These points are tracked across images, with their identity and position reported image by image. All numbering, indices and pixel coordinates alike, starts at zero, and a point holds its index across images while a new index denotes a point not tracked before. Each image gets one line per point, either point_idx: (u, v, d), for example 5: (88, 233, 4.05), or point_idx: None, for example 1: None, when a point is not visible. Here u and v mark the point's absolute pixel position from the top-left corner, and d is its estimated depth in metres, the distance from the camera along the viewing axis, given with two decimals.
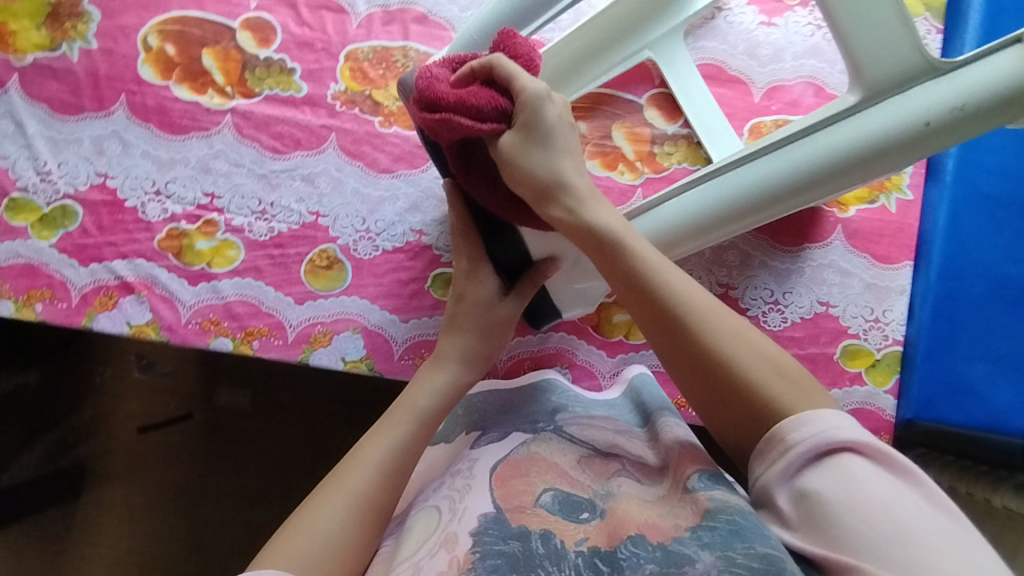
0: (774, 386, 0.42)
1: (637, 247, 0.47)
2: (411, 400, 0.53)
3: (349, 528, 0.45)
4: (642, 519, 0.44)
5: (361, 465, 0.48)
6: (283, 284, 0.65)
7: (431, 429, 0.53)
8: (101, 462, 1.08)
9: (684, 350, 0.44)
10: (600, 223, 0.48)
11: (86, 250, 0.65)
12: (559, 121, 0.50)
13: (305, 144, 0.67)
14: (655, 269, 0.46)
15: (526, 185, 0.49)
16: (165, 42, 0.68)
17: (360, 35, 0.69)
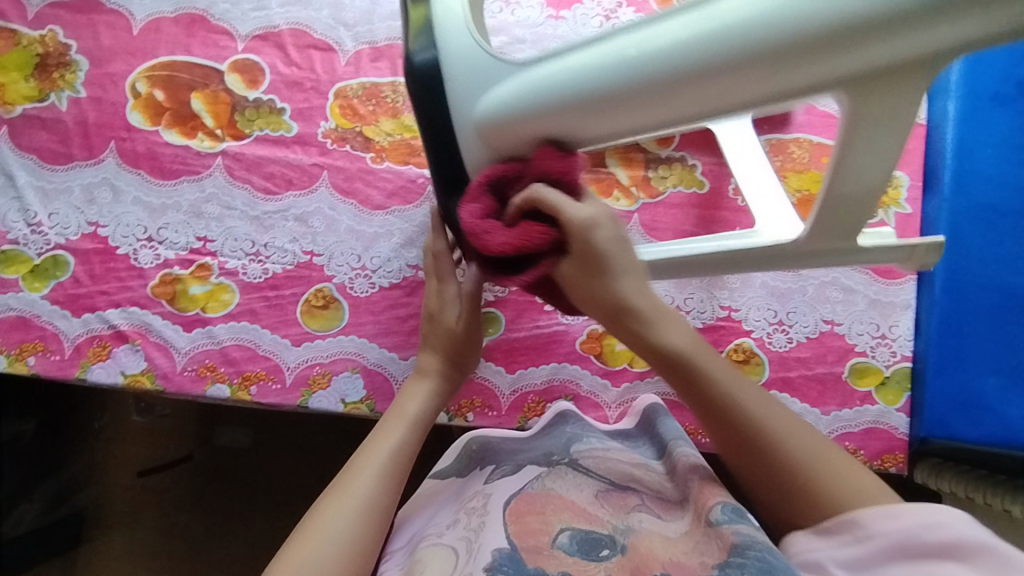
0: (841, 482, 0.43)
1: (707, 371, 0.47)
2: (401, 408, 0.53)
3: (358, 530, 0.45)
4: (666, 558, 0.43)
5: (362, 472, 0.48)
6: (279, 325, 0.64)
7: (423, 437, 0.53)
8: (101, 508, 1.06)
9: (764, 474, 0.45)
10: (669, 346, 0.47)
11: (79, 300, 0.64)
12: (614, 240, 0.45)
13: (297, 184, 0.67)
14: (725, 390, 0.47)
15: (595, 310, 0.47)
16: (153, 87, 0.68)
17: (349, 72, 0.69)
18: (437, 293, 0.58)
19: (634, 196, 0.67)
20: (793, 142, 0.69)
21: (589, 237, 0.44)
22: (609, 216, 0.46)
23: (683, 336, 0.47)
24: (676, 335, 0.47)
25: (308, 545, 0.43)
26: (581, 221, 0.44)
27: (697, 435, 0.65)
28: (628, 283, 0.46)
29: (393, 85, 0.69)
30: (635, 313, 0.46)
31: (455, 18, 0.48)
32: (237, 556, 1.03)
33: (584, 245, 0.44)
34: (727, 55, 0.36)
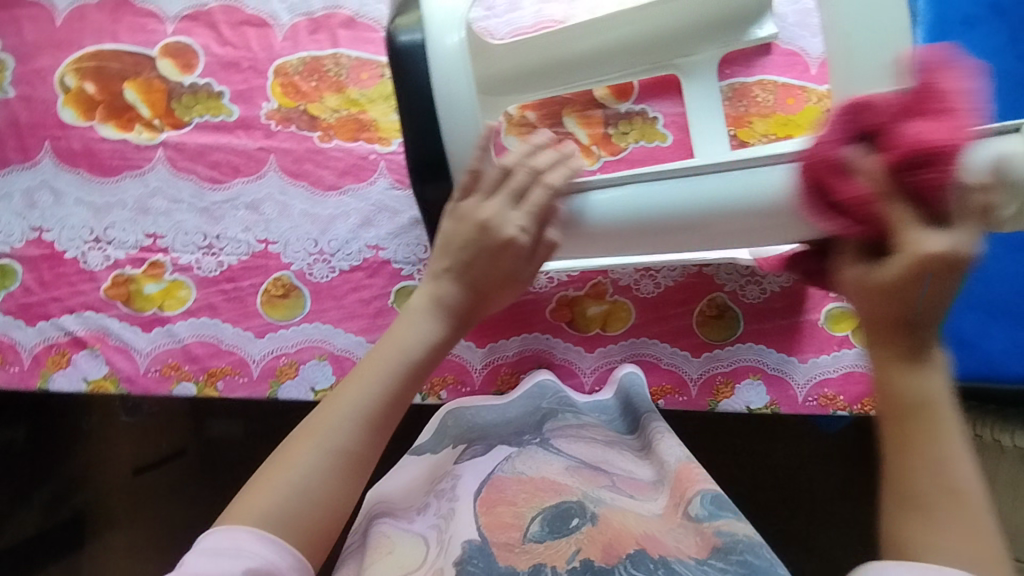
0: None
1: (953, 427, 0.31)
2: (393, 341, 0.41)
3: (330, 483, 0.37)
4: (639, 533, 0.42)
5: (332, 414, 0.38)
6: (240, 318, 0.63)
7: (415, 386, 0.41)
8: (99, 510, 1.06)
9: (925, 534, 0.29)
10: (911, 393, 0.31)
11: (31, 308, 0.62)
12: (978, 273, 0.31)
13: (244, 170, 0.64)
14: (951, 468, 0.30)
15: (871, 306, 0.32)
16: (83, 80, 0.64)
17: (287, 48, 0.66)
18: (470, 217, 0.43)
19: (596, 154, 0.65)
20: (756, 85, 0.66)
21: (922, 285, 0.30)
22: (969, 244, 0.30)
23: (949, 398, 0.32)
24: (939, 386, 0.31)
25: (270, 492, 0.36)
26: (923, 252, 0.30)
27: (674, 394, 0.64)
28: (939, 353, 0.32)
29: (334, 57, 0.65)
30: (920, 343, 0.31)
31: (457, 83, 0.46)
32: None
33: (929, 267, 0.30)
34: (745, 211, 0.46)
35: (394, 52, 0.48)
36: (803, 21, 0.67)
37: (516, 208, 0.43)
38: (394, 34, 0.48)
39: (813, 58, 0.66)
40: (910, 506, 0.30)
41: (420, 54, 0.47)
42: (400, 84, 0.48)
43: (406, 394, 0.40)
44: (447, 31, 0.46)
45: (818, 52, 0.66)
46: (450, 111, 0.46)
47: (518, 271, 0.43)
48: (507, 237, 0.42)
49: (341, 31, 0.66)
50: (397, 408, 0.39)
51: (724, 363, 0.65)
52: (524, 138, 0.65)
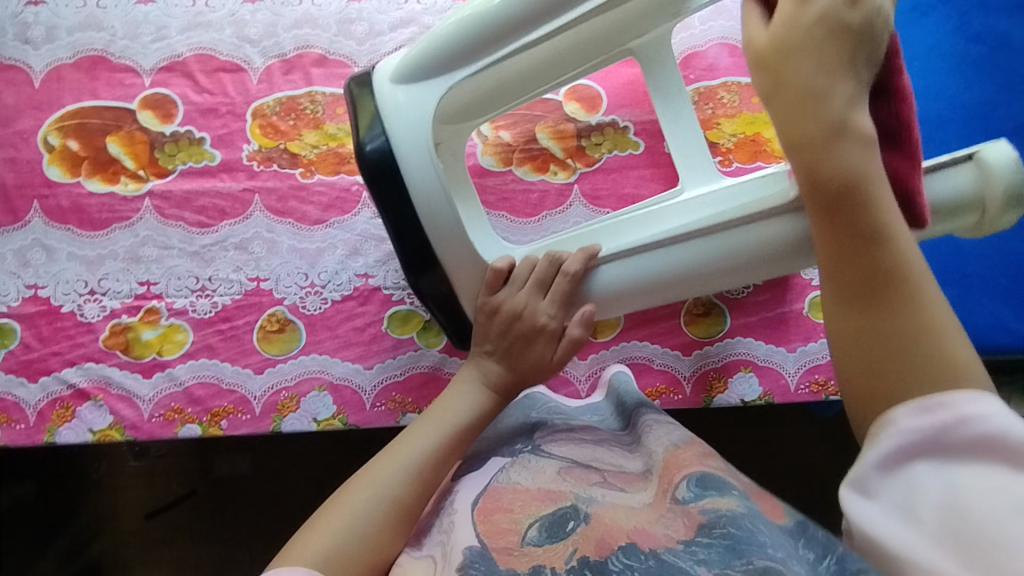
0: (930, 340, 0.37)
1: (881, 193, 0.39)
2: (440, 413, 0.53)
3: (376, 525, 0.46)
4: (631, 526, 0.42)
5: (387, 467, 0.49)
6: (239, 356, 0.64)
7: (460, 447, 0.52)
8: (115, 557, 1.07)
9: (868, 275, 0.38)
10: (831, 170, 0.39)
11: (32, 364, 0.63)
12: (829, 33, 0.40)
13: (230, 212, 0.66)
14: (881, 230, 0.38)
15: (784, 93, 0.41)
16: (66, 138, 0.66)
17: (263, 90, 0.67)
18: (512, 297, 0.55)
19: (572, 167, 0.67)
20: (720, 87, 0.68)
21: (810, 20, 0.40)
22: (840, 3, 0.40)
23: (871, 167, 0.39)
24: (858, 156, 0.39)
25: (321, 535, 0.45)
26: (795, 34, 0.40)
27: (669, 394, 0.66)
28: (836, 100, 0.40)
29: (310, 95, 0.67)
30: (839, 124, 0.39)
31: (427, 174, 0.52)
32: None
33: (820, 26, 0.40)
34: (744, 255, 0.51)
35: (364, 158, 0.54)
36: None
37: (546, 298, 0.55)
38: (360, 144, 0.54)
39: None
40: (878, 270, 0.38)
41: (389, 155, 0.53)
42: (375, 186, 0.54)
43: (453, 452, 0.51)
44: (411, 125, 0.53)
45: None
46: (426, 197, 0.53)
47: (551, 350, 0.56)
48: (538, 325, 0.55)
49: (314, 70, 0.68)
50: (447, 457, 0.51)
51: (715, 358, 0.66)
52: (501, 157, 0.67)
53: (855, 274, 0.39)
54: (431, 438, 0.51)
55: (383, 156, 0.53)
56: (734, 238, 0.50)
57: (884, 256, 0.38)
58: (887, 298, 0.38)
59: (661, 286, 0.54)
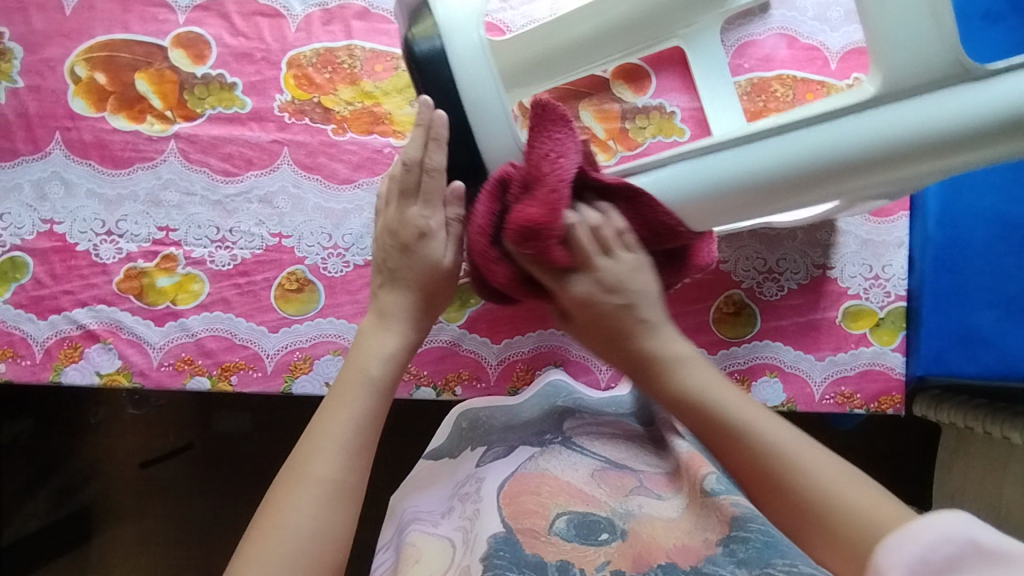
0: (853, 494, 0.38)
1: (730, 397, 0.44)
2: (362, 366, 0.48)
3: (320, 517, 0.41)
4: (670, 544, 0.42)
5: (321, 449, 0.44)
6: (254, 313, 0.62)
7: (388, 396, 0.48)
8: (106, 503, 1.05)
9: (746, 458, 0.41)
10: (692, 388, 0.45)
11: (43, 301, 0.62)
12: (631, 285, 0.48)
13: (257, 163, 0.63)
14: (743, 424, 0.42)
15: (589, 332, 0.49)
16: (94, 71, 0.64)
17: (301, 39, 0.65)
18: (414, 220, 0.51)
19: (612, 149, 0.64)
20: (775, 79, 0.65)
21: (602, 296, 0.47)
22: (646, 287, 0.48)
23: (684, 350, 0.47)
24: (700, 381, 0.45)
25: (271, 542, 0.40)
26: (609, 281, 0.47)
27: None
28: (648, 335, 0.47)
29: (348, 49, 0.65)
30: (651, 359, 0.47)
31: (484, 84, 0.46)
32: None
33: (611, 303, 0.47)
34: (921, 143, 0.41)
35: (414, 63, 0.47)
36: (823, 14, 0.66)
37: (419, 203, 0.51)
38: (411, 43, 0.47)
39: (832, 53, 0.65)
40: (756, 445, 0.41)
41: (443, 61, 0.46)
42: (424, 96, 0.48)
43: (384, 403, 0.48)
44: (467, 27, 0.46)
45: (838, 46, 0.65)
46: (482, 108, 0.47)
47: (443, 255, 0.52)
48: (420, 228, 0.51)
49: (355, 23, 0.65)
50: (379, 416, 0.47)
51: (741, 360, 0.64)
52: None
53: (748, 475, 0.42)
54: (363, 398, 0.47)
55: (434, 63, 0.46)
56: (832, 138, 0.42)
57: (759, 443, 0.41)
58: (772, 473, 0.40)
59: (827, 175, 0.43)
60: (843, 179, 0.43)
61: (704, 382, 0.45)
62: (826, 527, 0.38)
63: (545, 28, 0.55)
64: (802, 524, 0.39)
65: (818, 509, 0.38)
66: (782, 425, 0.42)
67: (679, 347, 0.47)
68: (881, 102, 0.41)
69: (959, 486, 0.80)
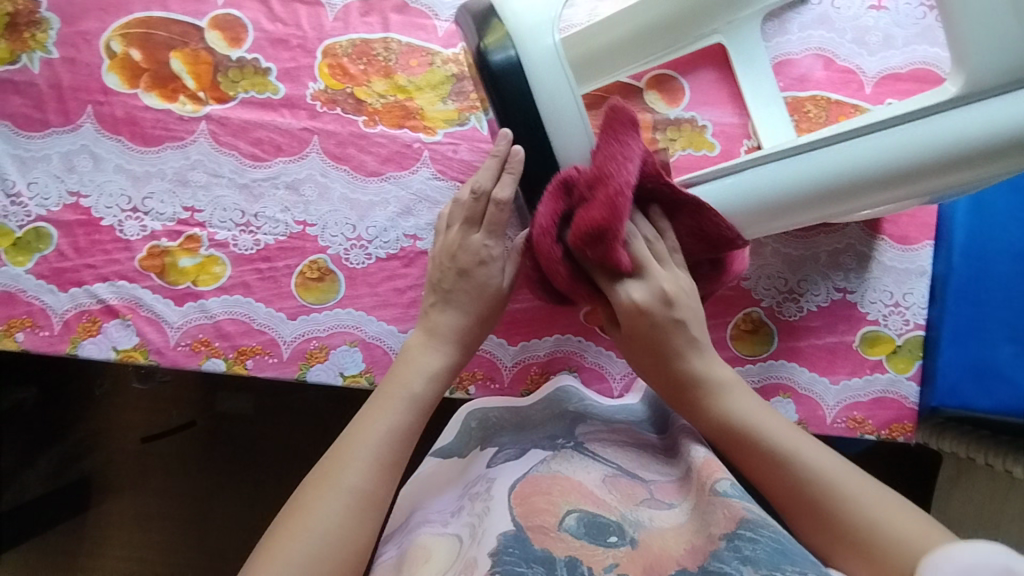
0: (896, 528, 0.42)
1: (767, 426, 0.48)
2: (403, 382, 0.50)
3: (348, 523, 0.43)
4: (679, 553, 0.42)
5: (354, 457, 0.46)
6: (274, 299, 0.62)
7: (425, 415, 0.50)
8: (106, 476, 1.05)
9: (776, 488, 0.47)
10: (735, 414, 0.49)
11: (65, 274, 0.62)
12: (666, 316, 0.50)
13: (286, 150, 0.64)
14: (786, 453, 0.47)
15: (642, 353, 0.51)
16: (130, 47, 0.64)
17: (338, 28, 0.65)
18: (473, 249, 0.54)
19: None
20: (810, 100, 0.64)
21: (649, 313, 0.50)
22: (685, 289, 0.51)
23: (726, 374, 0.51)
24: (734, 408, 0.49)
25: (298, 539, 0.42)
26: (637, 301, 0.50)
27: None
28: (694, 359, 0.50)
29: (385, 42, 0.65)
30: (698, 382, 0.50)
31: (561, 89, 0.49)
32: (243, 523, 1.03)
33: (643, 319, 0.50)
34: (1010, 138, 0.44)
35: (490, 71, 0.50)
36: (861, 38, 0.66)
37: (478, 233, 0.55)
38: (485, 54, 0.50)
39: (869, 77, 0.65)
40: (800, 483, 0.45)
41: (518, 69, 0.49)
42: (499, 101, 0.50)
43: (422, 423, 0.49)
44: (543, 36, 0.49)
45: (873, 71, 0.65)
46: (558, 112, 0.50)
47: (494, 280, 0.54)
48: (480, 256, 0.54)
49: (393, 16, 0.66)
50: (412, 433, 0.49)
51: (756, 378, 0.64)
52: None
53: (802, 502, 0.45)
54: (402, 412, 0.49)
55: (511, 69, 0.49)
56: (927, 134, 0.45)
57: (795, 470, 0.46)
58: (811, 500, 0.45)
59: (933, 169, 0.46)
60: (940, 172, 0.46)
61: (745, 410, 0.49)
62: (875, 549, 0.42)
63: (579, 33, 0.57)
64: (834, 537, 0.44)
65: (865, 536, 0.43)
66: (822, 449, 0.47)
67: (718, 369, 0.51)
68: (971, 99, 0.45)
69: (958, 517, 0.80)
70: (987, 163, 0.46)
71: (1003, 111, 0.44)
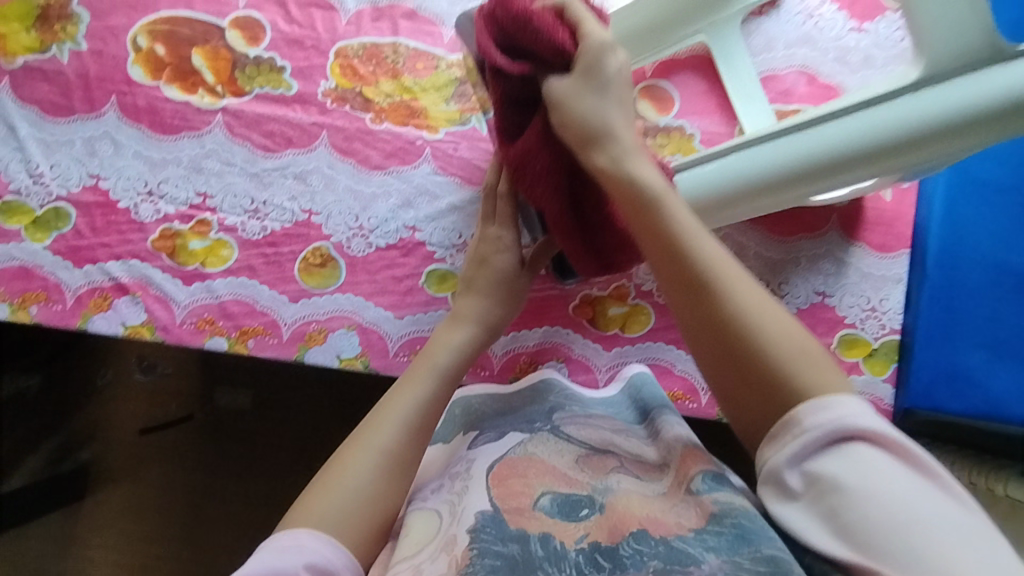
0: (787, 339, 0.40)
1: (675, 205, 0.45)
2: (431, 357, 0.52)
3: (377, 485, 0.45)
4: (643, 514, 0.44)
5: (383, 422, 0.47)
6: (277, 282, 0.65)
7: (454, 388, 0.52)
8: (104, 463, 1.07)
9: (670, 249, 0.44)
10: (641, 179, 0.46)
11: (80, 251, 0.65)
12: (594, 77, 0.49)
13: (296, 142, 0.67)
14: (681, 229, 0.44)
15: (572, 130, 0.48)
16: (154, 42, 0.68)
17: (350, 32, 0.70)
18: (493, 240, 0.58)
19: None
20: (793, 113, 0.68)
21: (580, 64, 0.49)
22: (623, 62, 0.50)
23: (649, 167, 0.47)
24: (653, 174, 0.47)
25: (332, 498, 0.44)
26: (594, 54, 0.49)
27: (685, 401, 0.66)
28: (614, 136, 0.48)
29: (394, 45, 0.69)
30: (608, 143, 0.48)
31: None
32: (235, 515, 1.04)
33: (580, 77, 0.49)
34: (957, 120, 0.46)
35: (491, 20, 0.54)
36: (843, 57, 0.70)
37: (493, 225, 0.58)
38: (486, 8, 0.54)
39: (849, 93, 0.69)
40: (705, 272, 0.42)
41: None
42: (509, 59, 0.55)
43: (450, 393, 0.51)
44: None
45: (854, 88, 0.69)
46: None
47: (511, 264, 0.57)
48: (498, 246, 0.57)
49: (402, 22, 0.70)
50: (442, 405, 0.50)
51: None
52: None
53: (701, 312, 0.42)
54: (429, 381, 0.50)
55: None
56: (883, 115, 0.48)
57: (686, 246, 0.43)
58: (696, 279, 0.42)
59: (882, 151, 0.48)
60: (895, 153, 0.48)
61: (652, 176, 0.47)
62: (743, 333, 0.40)
63: None
64: (708, 324, 0.41)
65: (758, 351, 0.40)
66: (746, 280, 0.43)
67: (641, 156, 0.48)
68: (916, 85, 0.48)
69: None
70: (941, 142, 0.47)
71: (950, 93, 0.46)
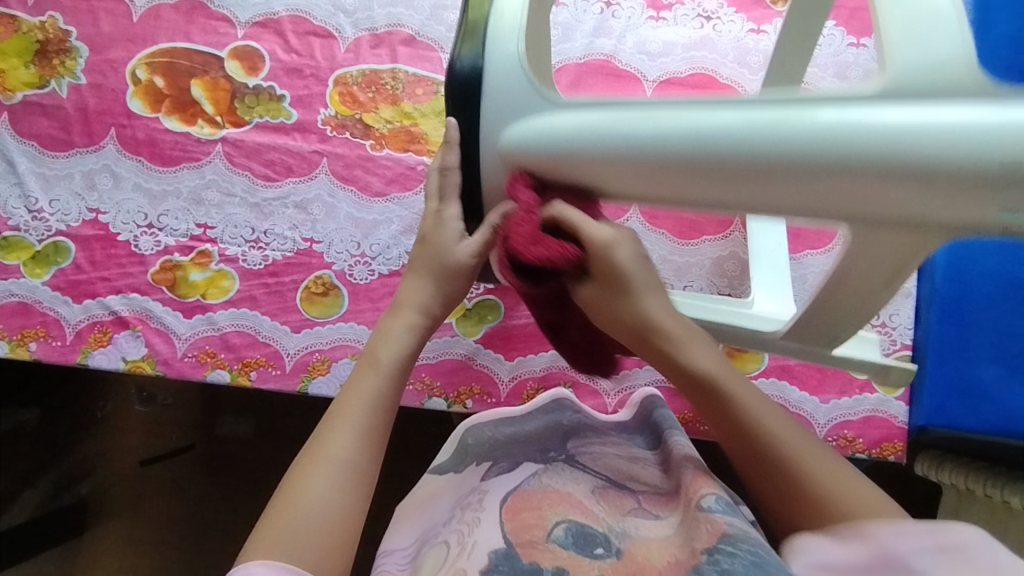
0: (852, 491, 0.40)
1: (728, 378, 0.45)
2: (376, 353, 0.48)
3: (337, 501, 0.41)
4: (663, 562, 0.43)
5: (338, 429, 0.44)
6: (279, 312, 0.64)
7: (402, 385, 0.48)
8: (104, 497, 1.05)
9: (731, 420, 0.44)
10: (697, 365, 0.46)
11: (80, 286, 0.64)
12: (635, 260, 0.45)
13: (296, 170, 0.67)
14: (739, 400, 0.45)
15: (618, 323, 0.46)
16: (153, 74, 0.68)
17: (349, 59, 0.70)
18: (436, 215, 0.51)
19: None
20: None
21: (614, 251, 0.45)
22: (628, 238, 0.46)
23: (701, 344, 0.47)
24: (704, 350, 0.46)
25: (291, 517, 0.40)
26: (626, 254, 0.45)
27: (696, 423, 0.65)
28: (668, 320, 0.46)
29: (393, 72, 0.69)
30: (661, 330, 0.46)
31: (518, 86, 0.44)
32: (238, 548, 1.02)
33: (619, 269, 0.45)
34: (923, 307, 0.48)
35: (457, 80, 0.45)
36: (843, 73, 0.70)
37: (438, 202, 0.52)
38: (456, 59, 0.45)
39: None
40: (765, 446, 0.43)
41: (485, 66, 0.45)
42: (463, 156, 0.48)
43: (400, 392, 0.48)
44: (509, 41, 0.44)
45: None
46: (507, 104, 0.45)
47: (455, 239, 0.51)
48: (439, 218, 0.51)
49: (401, 48, 0.70)
50: (394, 404, 0.47)
51: None
52: None
53: (776, 485, 0.42)
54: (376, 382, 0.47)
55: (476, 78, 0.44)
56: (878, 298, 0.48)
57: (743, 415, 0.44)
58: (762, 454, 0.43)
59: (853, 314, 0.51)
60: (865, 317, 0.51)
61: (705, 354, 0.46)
62: (811, 493, 0.40)
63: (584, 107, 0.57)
64: (783, 494, 0.41)
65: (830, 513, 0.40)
66: (809, 444, 0.43)
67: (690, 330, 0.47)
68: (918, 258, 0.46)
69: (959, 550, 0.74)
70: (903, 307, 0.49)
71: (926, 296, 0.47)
